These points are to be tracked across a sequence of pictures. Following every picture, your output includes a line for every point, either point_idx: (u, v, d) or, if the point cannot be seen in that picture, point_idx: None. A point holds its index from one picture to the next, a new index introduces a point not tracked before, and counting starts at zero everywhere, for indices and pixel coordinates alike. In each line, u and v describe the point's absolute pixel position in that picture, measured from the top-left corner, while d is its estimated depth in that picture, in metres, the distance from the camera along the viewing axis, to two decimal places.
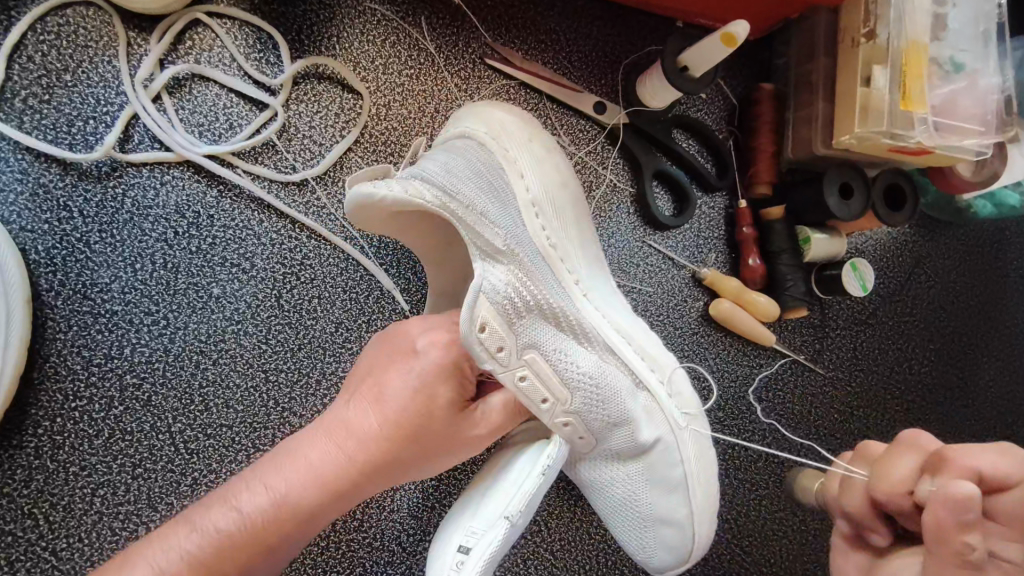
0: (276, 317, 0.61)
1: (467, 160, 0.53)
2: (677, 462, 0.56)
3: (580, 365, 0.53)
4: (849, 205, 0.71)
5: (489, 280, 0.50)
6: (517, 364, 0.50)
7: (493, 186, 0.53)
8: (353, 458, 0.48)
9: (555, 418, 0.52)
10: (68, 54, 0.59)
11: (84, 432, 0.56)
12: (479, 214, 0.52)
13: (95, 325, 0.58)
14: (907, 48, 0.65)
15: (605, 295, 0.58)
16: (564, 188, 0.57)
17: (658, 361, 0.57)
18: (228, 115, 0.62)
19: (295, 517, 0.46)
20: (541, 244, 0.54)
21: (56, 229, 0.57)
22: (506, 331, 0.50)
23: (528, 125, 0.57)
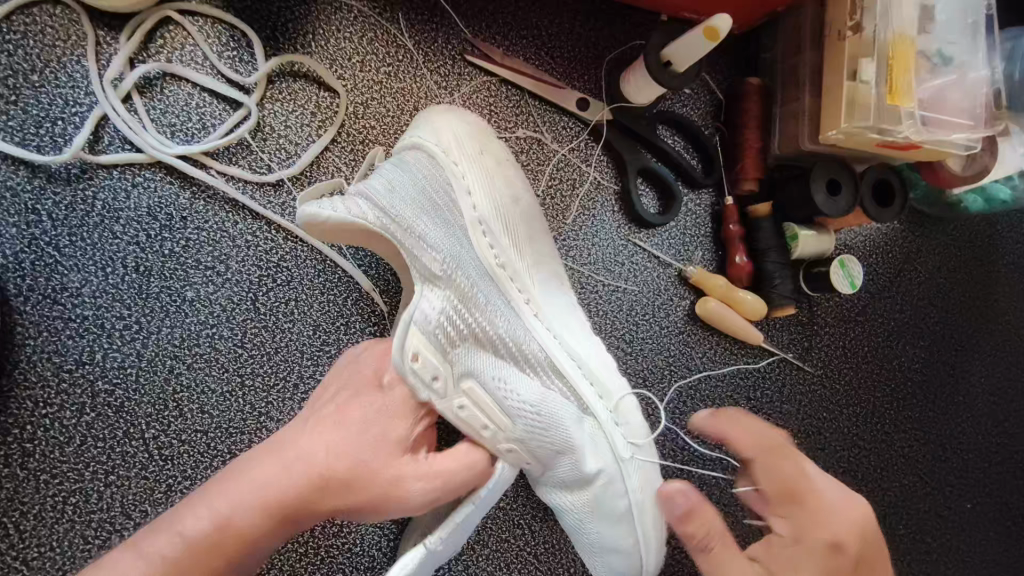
0: (252, 321, 0.60)
1: (416, 183, 0.55)
2: (623, 492, 0.55)
3: (520, 390, 0.53)
4: (837, 201, 0.70)
5: (421, 308, 0.52)
6: (455, 393, 0.52)
7: (438, 205, 0.55)
8: (298, 483, 0.47)
9: (498, 444, 0.53)
10: (35, 54, 0.57)
11: (55, 439, 0.55)
12: (417, 237, 0.54)
13: (66, 330, 0.57)
14: (893, 41, 0.63)
15: (560, 312, 0.58)
16: (516, 204, 0.58)
17: (605, 385, 0.56)
18: (201, 115, 0.61)
19: (231, 542, 0.45)
20: (488, 265, 0.55)
21: (24, 232, 0.56)
22: (442, 360, 0.52)
23: (480, 136, 0.58)
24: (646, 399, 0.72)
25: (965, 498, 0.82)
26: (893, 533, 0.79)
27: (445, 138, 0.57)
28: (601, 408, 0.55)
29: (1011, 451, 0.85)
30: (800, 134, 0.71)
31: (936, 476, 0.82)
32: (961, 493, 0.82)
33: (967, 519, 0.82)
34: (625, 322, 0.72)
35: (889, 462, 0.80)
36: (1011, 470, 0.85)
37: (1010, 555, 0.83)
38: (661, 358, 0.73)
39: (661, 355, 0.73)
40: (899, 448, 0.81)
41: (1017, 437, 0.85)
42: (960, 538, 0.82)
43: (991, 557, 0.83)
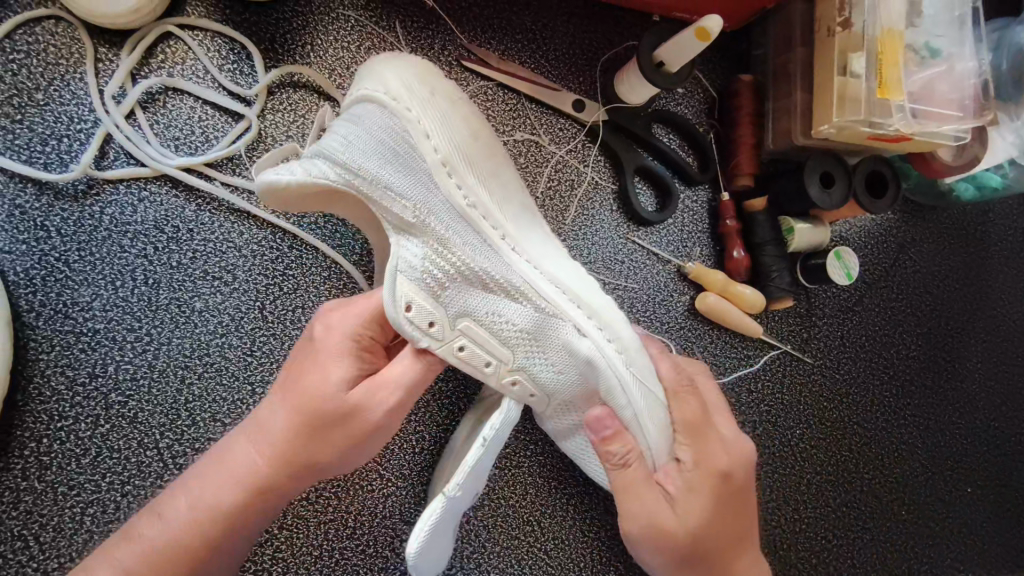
0: (261, 329, 0.61)
1: (372, 136, 0.52)
2: (627, 404, 0.56)
3: (513, 321, 0.54)
4: (831, 193, 0.71)
5: (403, 259, 0.52)
6: (453, 335, 0.53)
7: (396, 152, 0.52)
8: (276, 454, 0.50)
9: (503, 378, 0.55)
10: (38, 72, 0.58)
11: (71, 452, 0.56)
12: (388, 189, 0.52)
13: (78, 344, 0.57)
14: (882, 36, 0.65)
15: (535, 245, 0.56)
16: (475, 140, 0.55)
17: (594, 307, 0.56)
18: (204, 127, 0.62)
19: (231, 525, 0.50)
20: (458, 206, 0.53)
21: (33, 248, 0.57)
22: (434, 305, 0.52)
23: (427, 75, 0.55)
24: None
25: (965, 482, 0.84)
26: (895, 519, 0.81)
27: (395, 85, 0.53)
28: (594, 326, 0.56)
29: (1009, 434, 0.86)
30: (793, 130, 0.72)
31: (936, 461, 0.83)
32: (962, 477, 0.84)
33: (967, 502, 0.84)
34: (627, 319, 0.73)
35: (889, 449, 0.82)
36: (1010, 453, 0.86)
37: (1011, 536, 0.85)
38: None
39: None
40: (898, 434, 0.82)
41: (1014, 420, 0.87)
42: (960, 521, 0.83)
43: (992, 540, 0.84)
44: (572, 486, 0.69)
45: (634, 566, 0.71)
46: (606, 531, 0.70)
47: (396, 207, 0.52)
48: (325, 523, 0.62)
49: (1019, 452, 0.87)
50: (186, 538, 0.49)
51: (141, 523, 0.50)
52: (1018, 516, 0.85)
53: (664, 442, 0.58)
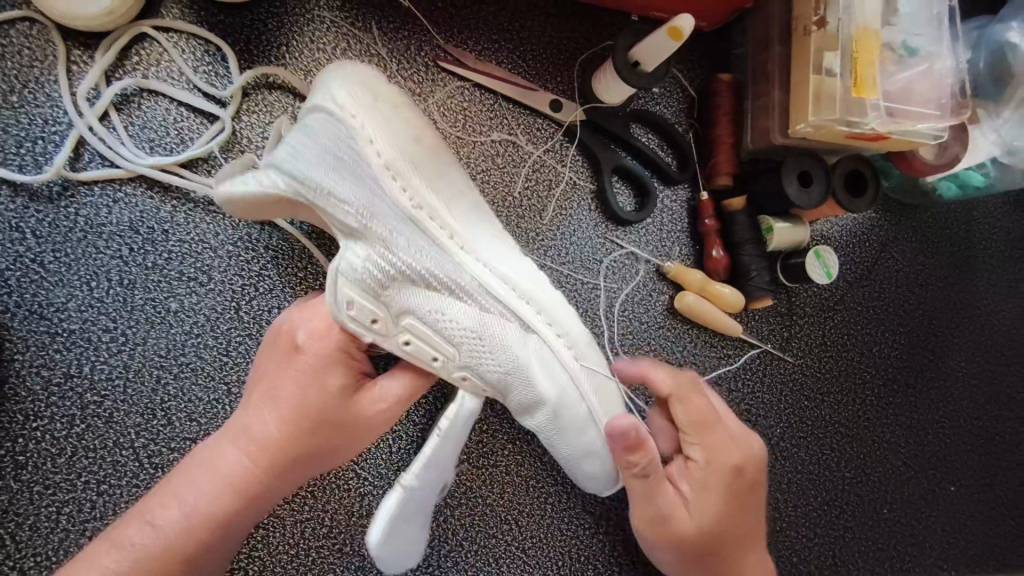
0: (236, 329, 0.62)
1: (316, 142, 0.53)
2: (579, 399, 0.59)
3: (458, 320, 0.55)
4: (809, 193, 0.71)
5: (346, 261, 0.52)
6: (398, 331, 0.54)
7: (343, 160, 0.52)
8: (268, 458, 0.50)
9: (452, 373, 0.56)
10: (14, 75, 0.59)
11: (46, 451, 0.57)
12: (328, 194, 0.52)
13: (53, 344, 0.58)
14: (857, 34, 0.66)
15: (485, 246, 0.57)
16: (420, 144, 0.56)
17: (543, 304, 0.58)
18: (179, 129, 0.62)
19: (221, 525, 0.49)
20: (404, 208, 0.53)
21: (9, 249, 0.58)
22: (378, 304, 0.53)
23: (372, 82, 0.55)
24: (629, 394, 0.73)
25: (948, 480, 0.84)
26: (877, 519, 0.81)
27: (340, 93, 0.53)
28: (543, 323, 0.58)
29: (994, 433, 0.86)
30: (771, 129, 0.72)
31: (918, 460, 0.83)
32: (945, 476, 0.84)
33: (950, 501, 0.84)
34: (605, 318, 0.74)
35: (871, 448, 0.82)
36: (994, 452, 0.86)
37: (996, 535, 0.85)
38: (642, 353, 0.74)
39: (642, 350, 0.74)
40: (880, 433, 0.82)
41: (999, 419, 0.87)
42: (944, 521, 0.83)
43: (976, 539, 0.84)
44: (550, 485, 0.70)
45: (612, 564, 0.71)
46: (584, 530, 0.70)
47: (338, 212, 0.52)
48: (301, 521, 0.62)
49: (1003, 451, 0.86)
50: (175, 542, 0.48)
51: (122, 528, 0.48)
52: (1003, 514, 0.85)
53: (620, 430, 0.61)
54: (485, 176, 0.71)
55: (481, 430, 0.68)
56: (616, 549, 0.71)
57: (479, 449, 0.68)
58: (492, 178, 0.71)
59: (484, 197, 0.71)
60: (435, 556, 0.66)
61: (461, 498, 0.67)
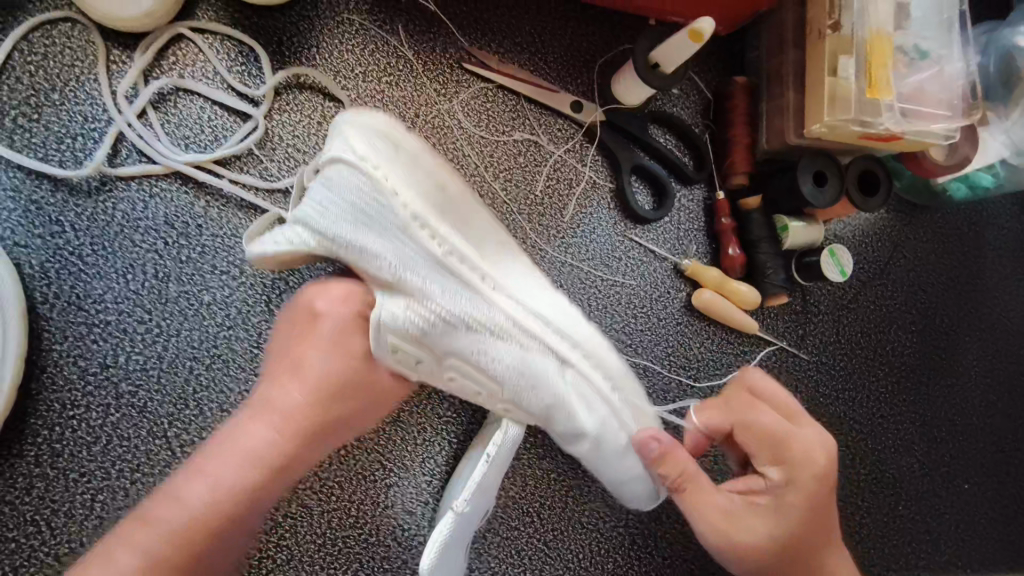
0: (267, 321, 0.63)
1: (341, 197, 0.53)
2: (621, 429, 0.59)
3: (499, 357, 0.55)
4: (823, 192, 0.72)
5: (387, 312, 0.53)
6: (442, 370, 0.56)
7: (369, 213, 0.53)
8: (292, 428, 0.52)
9: (494, 404, 0.57)
10: (55, 74, 0.60)
11: (83, 439, 0.58)
12: (363, 246, 0.53)
13: (90, 335, 0.59)
14: (871, 39, 0.67)
15: (516, 281, 0.57)
16: (443, 189, 0.55)
17: (577, 339, 0.57)
18: (213, 127, 0.64)
19: (247, 499, 0.51)
20: (435, 254, 0.53)
21: (49, 242, 0.59)
22: (420, 347, 0.54)
23: (389, 130, 0.56)
24: (647, 389, 0.74)
25: (962, 478, 0.85)
26: (892, 514, 0.82)
27: (358, 147, 0.53)
28: (580, 357, 0.58)
29: (1006, 431, 0.87)
30: (786, 129, 0.74)
31: (932, 457, 0.84)
32: (958, 474, 0.85)
33: (964, 498, 0.85)
34: (624, 315, 0.75)
35: (886, 445, 0.83)
36: (1006, 450, 0.87)
37: (1009, 533, 0.86)
38: (661, 349, 0.76)
39: (661, 346, 0.76)
40: (894, 430, 0.83)
41: (1011, 418, 0.88)
42: (958, 518, 0.84)
43: (989, 536, 0.85)
44: (571, 478, 0.71)
45: (632, 558, 0.72)
46: (604, 523, 0.71)
47: (377, 263, 0.53)
48: (329, 511, 0.63)
49: (1014, 449, 0.87)
50: (206, 515, 0.49)
51: (153, 506, 0.49)
52: (1015, 512, 0.86)
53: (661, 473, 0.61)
54: (508, 174, 0.73)
55: None
56: (636, 542, 0.72)
57: None
58: (514, 177, 0.73)
59: (507, 195, 0.72)
60: None
61: None
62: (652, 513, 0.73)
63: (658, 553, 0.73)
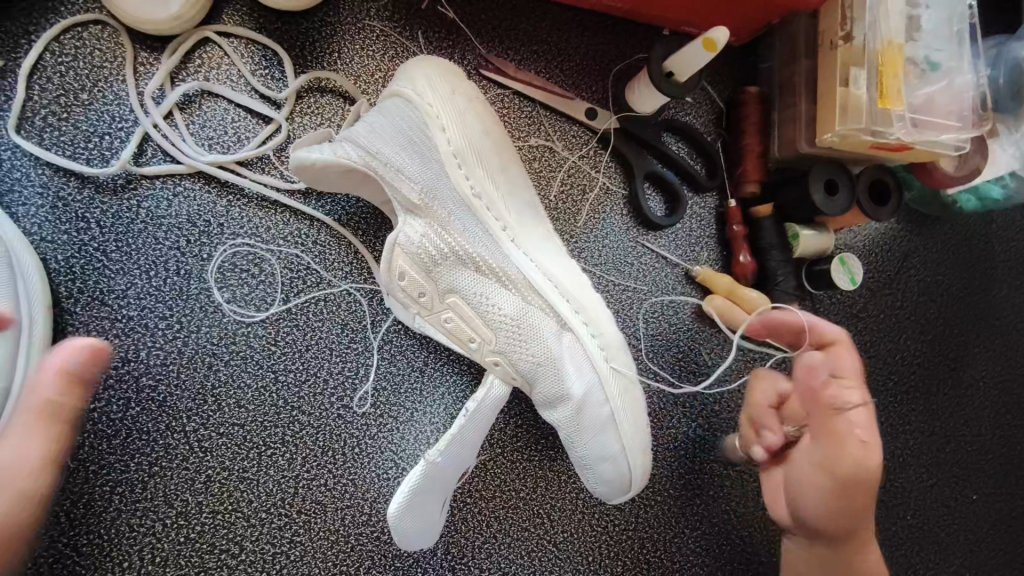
0: (284, 320, 0.64)
1: (392, 123, 0.58)
2: (603, 401, 0.60)
3: (499, 306, 0.59)
4: (834, 201, 0.73)
5: (405, 234, 0.58)
6: (441, 307, 0.60)
7: (413, 143, 0.58)
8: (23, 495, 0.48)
9: (484, 356, 0.60)
10: (84, 74, 0.62)
11: (103, 432, 0.59)
12: (397, 172, 0.57)
13: (112, 330, 0.60)
14: (883, 50, 0.68)
15: (538, 243, 0.61)
16: (488, 136, 0.60)
17: (583, 304, 0.60)
18: (236, 128, 0.65)
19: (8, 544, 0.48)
20: (464, 196, 0.58)
21: (75, 238, 0.61)
22: (425, 277, 0.59)
23: (453, 77, 0.60)
24: (657, 393, 0.75)
25: (970, 489, 0.85)
26: (901, 524, 0.82)
27: (419, 83, 0.58)
28: (581, 324, 0.60)
29: (1014, 443, 0.87)
30: (798, 138, 0.74)
31: (940, 467, 0.84)
32: (966, 485, 0.85)
33: (972, 509, 0.84)
34: (635, 319, 0.76)
35: (894, 455, 0.83)
36: (1014, 461, 0.87)
37: (1017, 545, 0.85)
38: (671, 353, 0.76)
39: (671, 351, 0.76)
40: (903, 439, 0.83)
41: (1019, 429, 0.88)
42: (966, 528, 0.84)
43: (997, 547, 0.85)
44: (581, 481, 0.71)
45: (641, 561, 0.72)
46: (614, 526, 0.71)
47: (397, 192, 0.58)
48: (342, 508, 0.63)
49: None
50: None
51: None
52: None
53: (640, 441, 0.62)
54: None
55: (516, 424, 0.70)
56: (645, 546, 0.72)
57: (514, 443, 0.70)
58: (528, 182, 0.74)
59: None
60: (468, 547, 0.67)
61: (495, 491, 0.69)
62: (661, 517, 0.73)
63: (667, 557, 0.73)
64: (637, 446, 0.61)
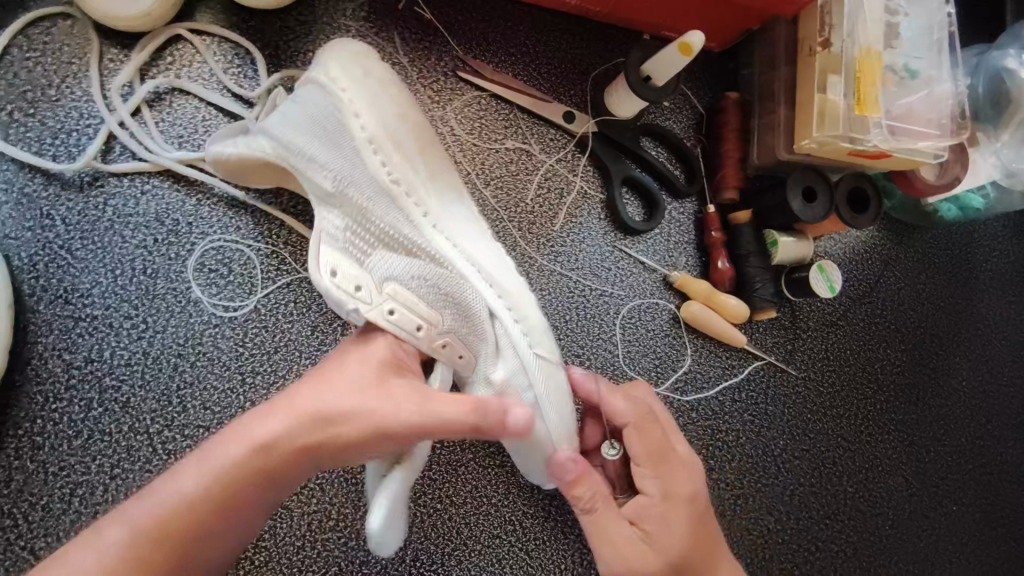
0: (253, 321, 0.63)
1: (303, 113, 0.57)
2: (528, 385, 0.59)
3: (438, 287, 0.58)
4: (812, 208, 0.73)
5: (327, 225, 0.56)
6: (382, 299, 0.55)
7: (326, 128, 0.56)
8: (301, 432, 0.49)
9: (434, 340, 0.57)
10: (53, 70, 0.61)
11: (63, 433, 0.58)
12: (312, 159, 0.56)
13: (75, 329, 0.59)
14: (860, 56, 0.68)
15: (459, 227, 0.60)
16: (403, 122, 0.59)
17: (506, 288, 0.59)
18: (207, 127, 0.64)
19: (283, 455, 0.48)
20: (380, 181, 0.56)
21: (39, 236, 0.60)
22: (358, 268, 0.55)
23: (365, 61, 0.58)
24: None
25: (950, 499, 0.84)
26: (880, 535, 0.81)
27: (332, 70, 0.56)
28: (505, 308, 0.59)
29: (995, 452, 0.87)
30: (776, 145, 0.74)
31: (921, 477, 0.83)
32: (947, 495, 0.84)
33: (953, 520, 0.84)
34: (612, 324, 0.75)
35: (873, 464, 0.82)
36: (995, 471, 0.86)
37: (997, 556, 0.85)
38: (648, 360, 0.75)
39: (648, 357, 0.76)
40: (882, 449, 0.83)
41: (999, 439, 0.87)
42: (946, 539, 0.83)
43: (978, 558, 0.84)
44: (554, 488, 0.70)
45: None
46: (587, 534, 0.71)
47: (317, 181, 0.56)
48: (308, 513, 0.63)
49: (1004, 472, 0.87)
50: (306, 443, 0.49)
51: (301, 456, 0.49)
52: (1004, 535, 0.85)
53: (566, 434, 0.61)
54: (499, 182, 0.73)
55: None
56: None
57: (486, 448, 0.69)
58: (505, 185, 0.74)
59: (498, 203, 0.73)
60: (438, 555, 0.66)
61: (466, 497, 0.68)
62: None
63: None
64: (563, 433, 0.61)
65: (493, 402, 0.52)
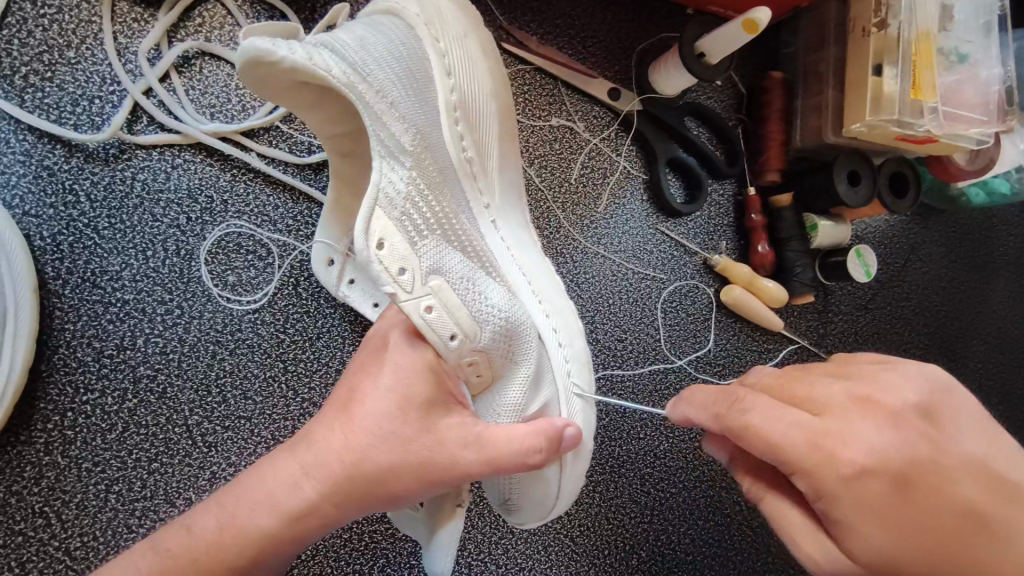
0: (294, 306, 0.59)
1: (386, 40, 0.49)
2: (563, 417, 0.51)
3: (488, 296, 0.49)
4: (857, 191, 0.72)
5: (387, 182, 0.48)
6: (421, 292, 0.46)
7: (411, 78, 0.49)
8: (333, 494, 0.43)
9: (463, 357, 0.48)
10: (70, 29, 0.56)
11: (96, 426, 0.54)
12: (389, 106, 0.48)
13: (106, 314, 0.55)
14: (916, 38, 0.66)
15: (511, 226, 0.54)
16: (497, 100, 0.53)
17: (555, 307, 0.53)
18: (240, 96, 0.59)
19: (316, 519, 0.43)
20: (455, 158, 0.51)
21: (62, 213, 0.55)
22: (407, 248, 0.47)
23: (472, 25, 0.53)
24: (675, 385, 0.73)
25: None
26: None
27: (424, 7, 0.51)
28: (551, 330, 0.52)
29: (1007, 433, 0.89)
30: (823, 128, 0.73)
31: None
32: None
33: None
34: (654, 308, 0.74)
35: None
36: None
37: None
38: (688, 344, 0.74)
39: (689, 342, 0.75)
40: None
41: (1013, 420, 0.89)
42: None
43: None
44: (596, 473, 0.69)
45: (656, 555, 0.71)
46: (629, 520, 0.70)
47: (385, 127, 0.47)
48: None
49: None
50: (341, 504, 0.43)
51: (341, 515, 0.44)
52: None
53: (573, 486, 0.53)
54: (542, 161, 0.71)
55: None
56: (660, 538, 0.71)
57: None
58: (550, 164, 0.71)
59: (541, 181, 0.71)
60: (485, 544, 0.65)
61: None
62: (675, 509, 0.72)
63: (680, 549, 0.72)
64: (572, 486, 0.52)
65: (544, 431, 0.44)
